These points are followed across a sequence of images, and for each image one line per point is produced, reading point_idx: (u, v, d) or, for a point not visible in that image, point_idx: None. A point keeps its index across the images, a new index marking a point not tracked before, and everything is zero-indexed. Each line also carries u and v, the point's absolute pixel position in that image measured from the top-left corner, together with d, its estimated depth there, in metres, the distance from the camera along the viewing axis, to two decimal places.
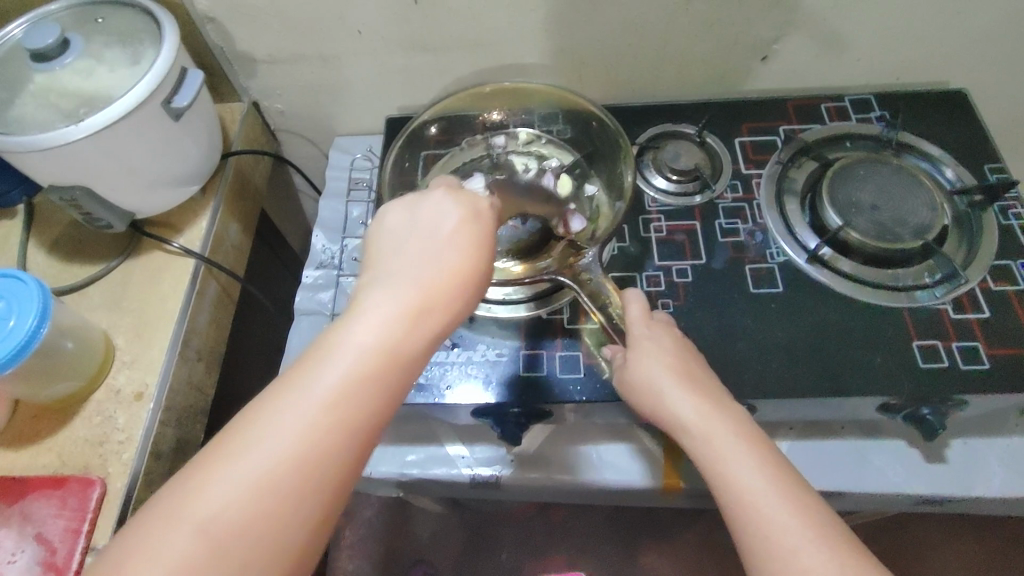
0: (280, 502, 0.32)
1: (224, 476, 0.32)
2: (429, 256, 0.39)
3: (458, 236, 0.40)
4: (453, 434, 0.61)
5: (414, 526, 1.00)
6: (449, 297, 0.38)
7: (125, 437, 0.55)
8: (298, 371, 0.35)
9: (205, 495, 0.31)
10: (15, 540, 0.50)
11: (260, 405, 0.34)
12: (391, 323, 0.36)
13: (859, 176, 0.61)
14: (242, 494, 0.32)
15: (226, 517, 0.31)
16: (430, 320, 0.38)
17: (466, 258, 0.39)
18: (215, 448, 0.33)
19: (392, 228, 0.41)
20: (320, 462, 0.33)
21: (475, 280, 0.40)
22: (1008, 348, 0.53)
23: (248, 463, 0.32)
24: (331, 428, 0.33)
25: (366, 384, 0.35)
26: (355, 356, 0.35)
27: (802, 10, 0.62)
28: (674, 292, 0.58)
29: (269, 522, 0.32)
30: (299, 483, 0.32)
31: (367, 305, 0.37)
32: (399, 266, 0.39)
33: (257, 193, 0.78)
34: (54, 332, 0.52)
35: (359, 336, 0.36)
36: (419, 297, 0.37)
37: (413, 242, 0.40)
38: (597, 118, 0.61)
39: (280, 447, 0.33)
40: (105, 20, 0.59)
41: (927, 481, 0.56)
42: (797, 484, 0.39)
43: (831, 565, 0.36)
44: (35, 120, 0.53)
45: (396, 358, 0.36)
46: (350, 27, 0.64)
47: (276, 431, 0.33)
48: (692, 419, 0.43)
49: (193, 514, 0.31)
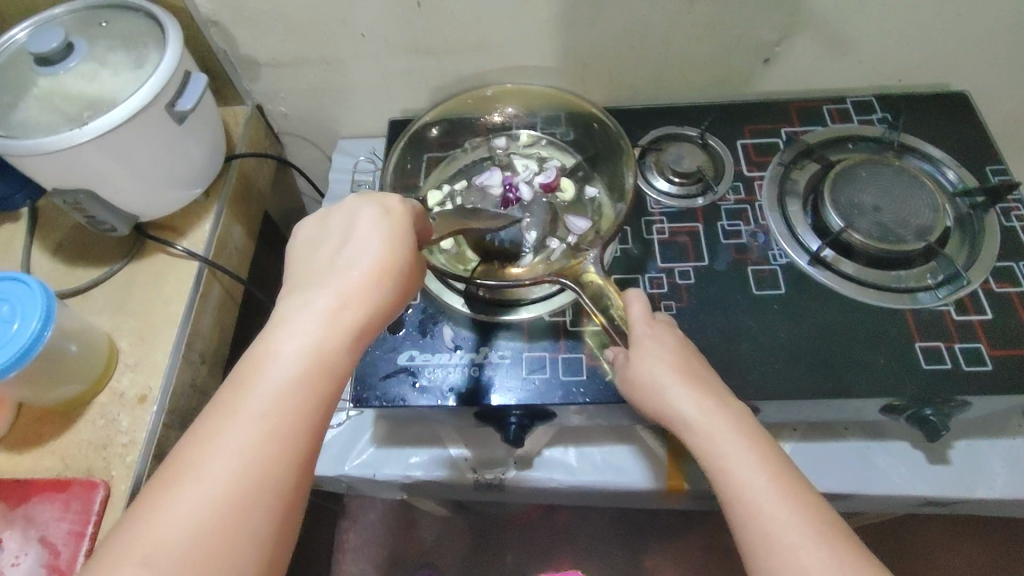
0: (233, 517, 0.34)
1: (177, 499, 0.34)
2: (346, 259, 0.41)
3: (373, 234, 0.42)
4: (457, 437, 0.60)
5: (418, 529, 1.00)
6: (371, 295, 0.41)
7: (128, 440, 0.55)
8: (231, 387, 0.37)
9: (160, 521, 0.33)
10: (19, 543, 0.50)
11: (199, 426, 0.36)
12: (315, 327, 0.39)
13: (862, 177, 0.61)
14: (195, 514, 0.33)
15: (180, 539, 0.33)
16: (354, 319, 0.40)
17: (385, 255, 0.41)
18: (164, 474, 0.35)
19: (308, 241, 0.44)
20: (265, 471, 0.35)
21: (397, 276, 0.42)
22: (1010, 349, 0.53)
23: (199, 485, 0.34)
24: (269, 439, 0.35)
25: (298, 390, 0.37)
26: (286, 365, 0.37)
27: (803, 13, 0.62)
28: (676, 293, 0.58)
29: (223, 538, 0.33)
30: (249, 495, 0.34)
31: (292, 314, 0.39)
32: (319, 273, 0.41)
33: (260, 196, 0.78)
34: (57, 335, 0.52)
35: (286, 345, 0.38)
36: (340, 299, 0.40)
37: (329, 248, 0.43)
38: (600, 121, 0.61)
39: (227, 464, 0.35)
40: (108, 24, 0.59)
41: (930, 483, 0.56)
42: (801, 485, 0.39)
43: (832, 563, 0.36)
44: (39, 124, 0.53)
45: (325, 361, 0.38)
46: (353, 30, 0.64)
47: (221, 447, 0.35)
48: (695, 416, 0.43)
49: (149, 541, 0.33)
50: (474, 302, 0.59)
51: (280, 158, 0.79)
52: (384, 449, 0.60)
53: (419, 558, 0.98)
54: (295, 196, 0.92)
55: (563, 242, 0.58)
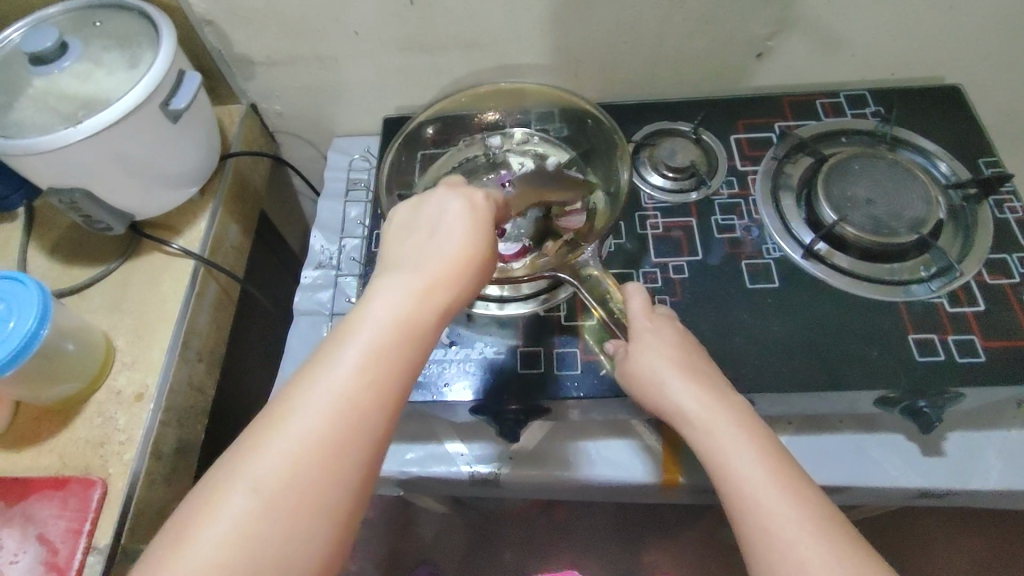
0: (322, 475, 0.33)
1: (269, 450, 0.33)
2: (436, 240, 0.41)
3: (464, 216, 0.41)
4: (452, 432, 0.61)
5: (418, 525, 1.00)
6: (461, 273, 0.40)
7: (125, 438, 0.55)
8: (325, 347, 0.36)
9: (253, 468, 0.32)
10: (17, 541, 0.50)
11: (293, 382, 0.35)
12: (409, 298, 0.38)
13: (855, 171, 0.61)
14: (285, 467, 0.32)
15: (273, 488, 0.32)
16: (446, 294, 0.39)
17: (473, 235, 0.41)
18: (257, 425, 0.34)
19: (400, 222, 0.43)
20: (356, 425, 0.34)
21: (483, 258, 0.41)
22: (1003, 340, 0.53)
23: (294, 426, 0.33)
24: (365, 392, 0.35)
25: (389, 356, 0.36)
26: (381, 330, 0.36)
27: (795, 8, 0.62)
28: (670, 288, 0.58)
29: (310, 492, 0.32)
30: (337, 455, 0.33)
31: (387, 284, 0.39)
32: (411, 251, 0.41)
33: (257, 194, 0.79)
34: (53, 334, 0.53)
35: (380, 312, 0.37)
36: (432, 272, 0.39)
37: (421, 228, 0.42)
38: (593, 117, 0.61)
39: (317, 420, 0.33)
40: (103, 24, 0.59)
41: (925, 475, 0.56)
42: (796, 477, 0.40)
43: (830, 556, 0.36)
44: (33, 123, 0.53)
45: (416, 332, 0.37)
46: (347, 29, 0.65)
47: (312, 404, 0.34)
48: (693, 410, 0.43)
49: (243, 486, 0.32)
50: (470, 299, 0.58)
51: (276, 157, 0.80)
52: None
53: (418, 556, 0.98)
54: (290, 195, 0.92)
55: (551, 250, 0.56)
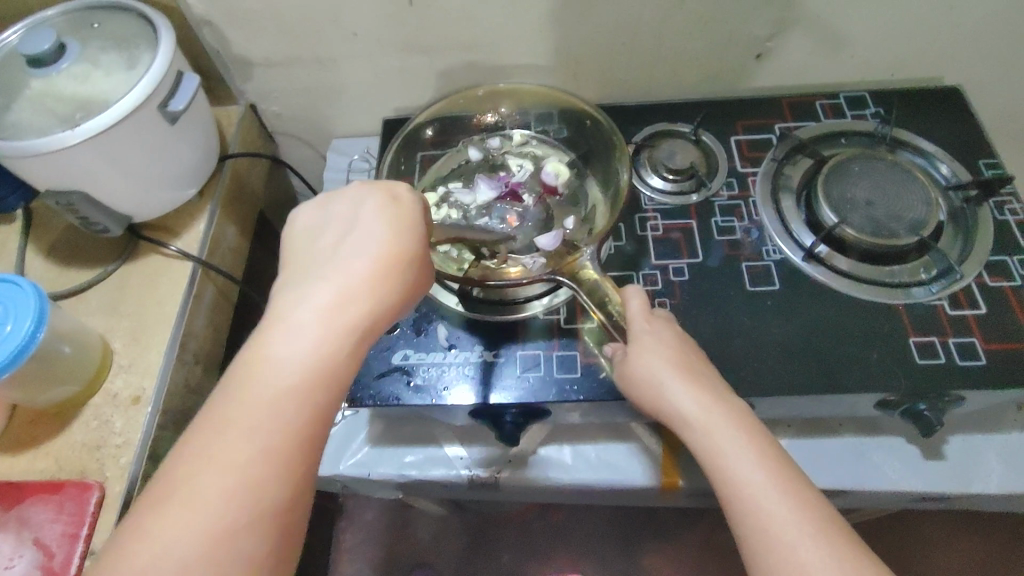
0: (243, 515, 0.33)
1: (179, 499, 0.33)
2: (349, 246, 0.41)
3: (379, 221, 0.42)
4: (451, 435, 0.61)
5: (415, 529, 1.00)
6: (378, 280, 0.40)
7: (122, 441, 0.55)
8: (232, 378, 0.36)
9: (161, 525, 0.32)
10: (13, 544, 0.50)
11: (200, 422, 0.35)
12: (318, 316, 0.38)
13: (855, 172, 0.61)
14: (199, 515, 0.33)
15: (184, 541, 0.32)
16: (362, 306, 0.39)
17: (391, 239, 0.41)
18: (164, 474, 0.34)
19: (308, 228, 0.44)
20: (284, 433, 0.35)
21: (405, 262, 0.41)
22: (1005, 343, 0.53)
23: (222, 442, 0.34)
24: (289, 400, 0.36)
25: (306, 379, 0.37)
26: (294, 351, 0.37)
27: (795, 9, 0.62)
28: (670, 290, 0.58)
29: (229, 537, 0.33)
30: (255, 493, 0.34)
31: (293, 301, 0.39)
32: (320, 260, 0.41)
33: (254, 196, 0.78)
34: (51, 336, 0.52)
35: (288, 335, 0.37)
36: (344, 286, 0.39)
37: (331, 234, 0.43)
38: (593, 118, 0.61)
39: (228, 461, 0.34)
40: (100, 25, 0.59)
41: (925, 479, 0.56)
42: (797, 480, 0.39)
43: (830, 560, 0.36)
44: (30, 125, 0.53)
45: (330, 350, 0.38)
46: (346, 30, 0.64)
47: (223, 446, 0.34)
48: (693, 412, 0.43)
49: (153, 541, 0.32)
50: (470, 302, 0.58)
51: (274, 158, 0.79)
52: (378, 448, 0.60)
53: (417, 558, 0.98)
54: (289, 196, 0.92)
55: (541, 256, 0.56)
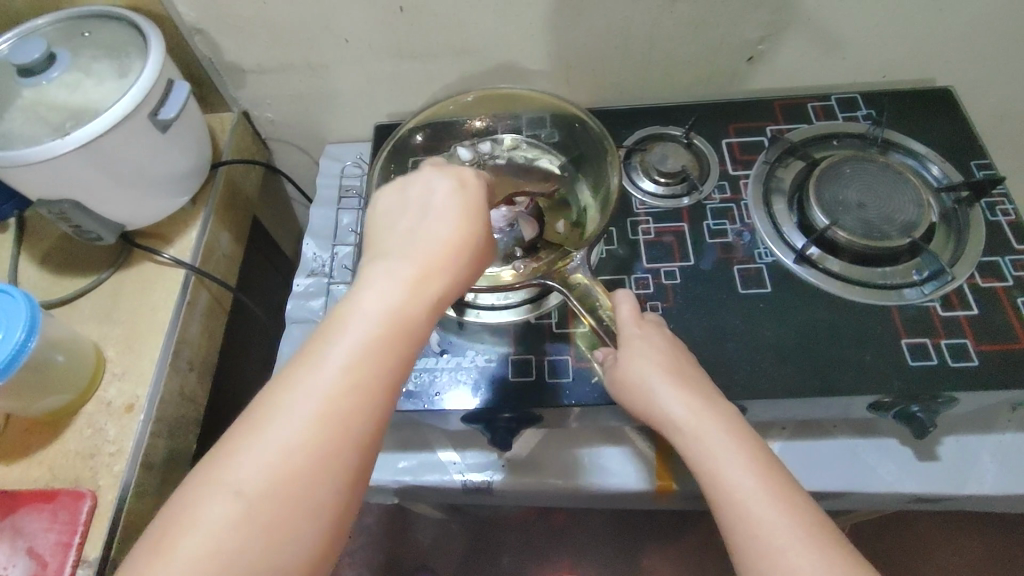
0: (316, 472, 0.33)
1: (256, 446, 0.33)
2: (428, 224, 0.41)
3: (456, 200, 0.42)
4: (445, 440, 0.61)
5: (415, 532, 1.00)
6: (457, 258, 0.40)
7: (115, 449, 0.55)
8: (306, 347, 0.36)
9: (237, 471, 0.32)
10: (7, 554, 0.50)
11: (280, 381, 0.35)
12: (400, 286, 0.38)
13: (847, 174, 0.61)
14: (275, 466, 0.32)
15: (258, 488, 0.32)
16: (442, 281, 0.39)
17: (468, 219, 0.41)
18: (241, 423, 0.34)
19: (388, 206, 0.44)
20: (360, 400, 0.35)
21: (479, 242, 0.42)
22: (995, 344, 0.53)
23: (299, 399, 0.34)
24: (366, 368, 0.35)
25: (381, 348, 0.36)
26: (370, 322, 0.36)
27: (785, 12, 0.62)
28: (662, 293, 0.58)
29: (304, 489, 0.32)
30: (330, 449, 0.33)
31: (375, 272, 0.39)
32: (400, 237, 0.41)
33: (248, 202, 0.78)
34: (43, 346, 0.52)
35: (363, 310, 0.37)
36: (423, 261, 0.39)
37: (408, 215, 0.42)
38: (583, 121, 0.61)
39: (306, 415, 0.34)
40: (91, 34, 0.59)
41: (918, 480, 0.56)
42: (786, 483, 0.39)
43: (819, 564, 0.36)
44: (21, 135, 0.53)
45: (410, 320, 0.37)
46: (337, 36, 0.65)
47: (303, 398, 0.34)
48: (683, 417, 0.43)
49: (229, 485, 0.32)
50: (463, 307, 0.58)
51: (267, 164, 0.79)
52: None
53: (415, 562, 0.97)
54: (282, 202, 0.92)
55: (529, 262, 0.56)
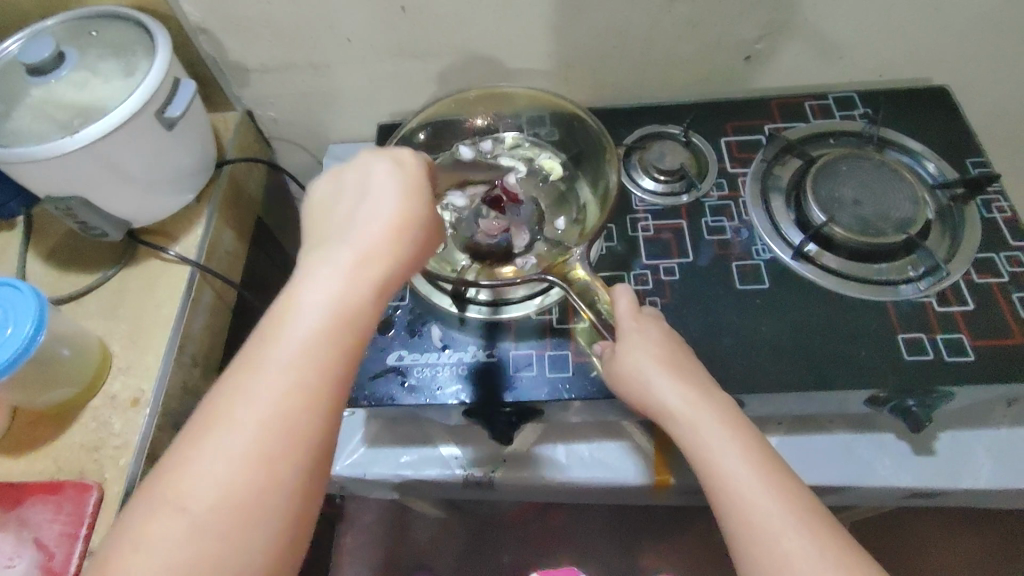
0: (267, 466, 0.35)
1: (205, 454, 0.35)
2: (362, 213, 0.42)
3: (387, 188, 0.42)
4: (446, 435, 0.61)
5: (413, 530, 1.00)
6: (392, 247, 0.41)
7: (121, 442, 0.56)
8: (251, 347, 0.38)
9: (188, 480, 0.34)
10: (14, 544, 0.51)
11: (227, 381, 0.37)
12: (335, 279, 0.39)
13: (842, 172, 0.61)
14: (225, 472, 0.34)
15: (210, 495, 0.34)
16: (377, 271, 0.40)
17: (401, 204, 0.42)
18: (189, 434, 0.36)
19: (323, 199, 0.44)
20: (305, 393, 0.36)
21: (417, 230, 0.42)
22: (990, 339, 0.53)
23: (247, 399, 0.36)
24: (309, 363, 0.37)
25: (323, 341, 0.38)
26: (310, 318, 0.38)
27: (782, 11, 0.63)
28: (660, 290, 0.58)
29: (254, 489, 0.34)
30: (278, 448, 0.35)
31: (312, 267, 0.40)
32: (336, 229, 0.42)
33: (252, 201, 0.79)
34: (50, 339, 0.53)
35: (303, 305, 0.38)
36: (359, 251, 0.40)
37: (345, 204, 0.43)
38: (581, 120, 0.62)
39: (250, 419, 0.35)
40: (98, 33, 0.60)
41: (914, 474, 0.56)
42: (781, 471, 0.40)
43: (812, 549, 0.37)
44: (30, 132, 0.54)
45: (346, 313, 0.39)
46: (340, 36, 0.66)
47: (246, 403, 0.36)
48: (679, 407, 0.43)
49: (181, 494, 0.34)
50: (463, 303, 0.59)
51: (271, 163, 0.80)
52: (375, 448, 0.61)
53: (415, 561, 0.98)
54: (284, 201, 0.93)
55: (532, 256, 0.58)
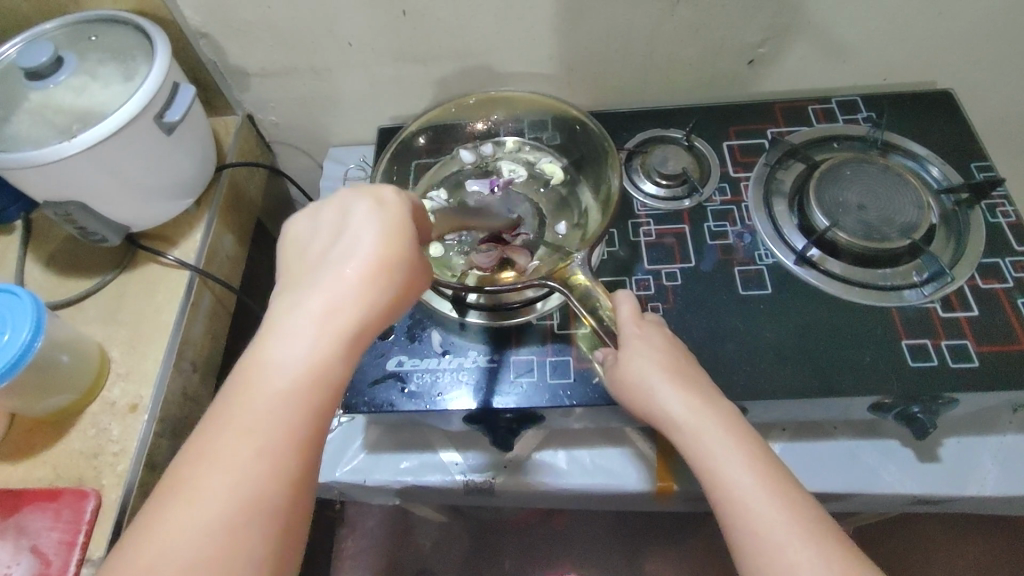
0: (237, 524, 0.34)
1: (173, 513, 0.34)
2: (337, 257, 0.41)
3: (366, 230, 0.41)
4: (446, 441, 0.61)
5: (417, 536, 0.99)
6: (367, 292, 0.40)
7: (119, 449, 0.55)
8: (223, 401, 0.37)
9: (156, 539, 0.34)
10: (11, 553, 0.50)
11: (200, 435, 0.37)
12: (307, 330, 0.39)
13: (847, 177, 0.61)
14: (190, 534, 0.34)
15: (179, 552, 0.34)
16: (351, 319, 0.40)
17: (379, 246, 0.41)
18: (159, 490, 0.36)
19: (302, 241, 0.44)
20: (276, 448, 0.36)
21: (394, 271, 0.41)
22: (995, 345, 0.53)
23: (218, 455, 0.36)
24: (280, 417, 0.37)
25: (294, 394, 0.37)
26: (281, 370, 0.38)
27: (786, 15, 0.63)
28: (663, 295, 0.58)
29: (224, 546, 0.34)
30: (248, 505, 0.35)
31: (285, 316, 0.40)
32: (313, 273, 0.41)
33: (253, 205, 0.79)
34: (49, 346, 0.53)
35: (278, 354, 0.38)
36: (332, 299, 0.40)
37: (322, 246, 0.43)
38: (583, 123, 0.61)
39: (218, 477, 0.35)
40: (97, 38, 0.60)
41: (919, 481, 0.56)
42: (785, 480, 0.39)
43: (818, 560, 0.36)
44: (29, 137, 0.54)
45: (318, 365, 0.38)
46: (340, 40, 0.65)
47: (217, 461, 0.35)
48: (682, 414, 0.43)
49: (152, 549, 0.34)
50: (464, 308, 0.58)
51: (271, 167, 0.80)
52: (375, 454, 0.60)
53: (418, 564, 0.98)
54: (286, 205, 0.92)
55: (535, 262, 0.57)
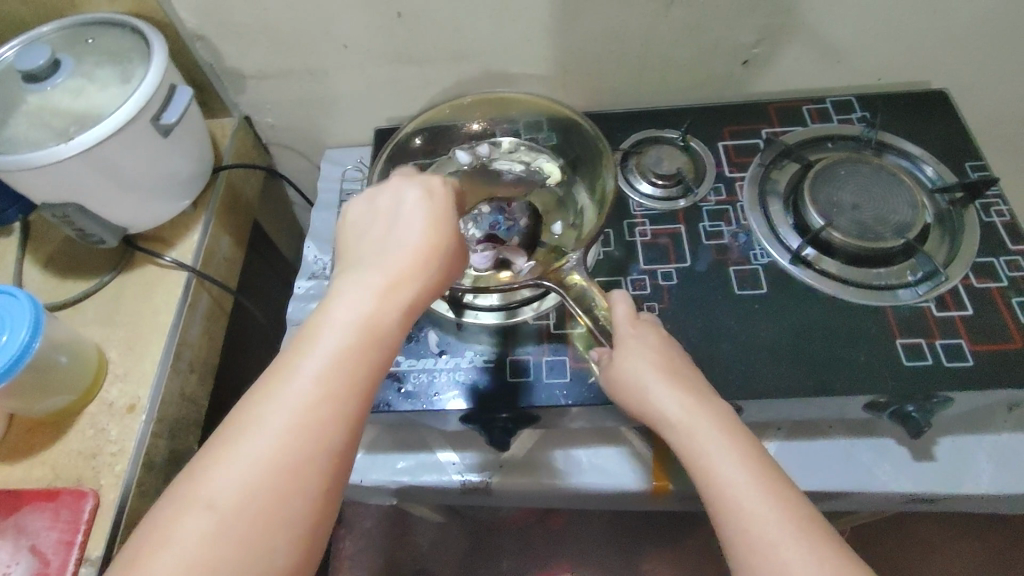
0: (289, 479, 0.34)
1: (228, 462, 0.35)
2: (392, 239, 0.42)
3: (419, 215, 0.42)
4: (443, 441, 0.61)
5: (414, 535, 0.98)
6: (419, 272, 0.41)
7: (118, 449, 0.56)
8: (281, 363, 0.38)
9: (211, 485, 0.34)
10: (10, 552, 0.51)
11: (256, 392, 0.37)
12: (364, 300, 0.39)
13: (841, 176, 0.61)
14: (242, 484, 0.34)
15: (230, 501, 0.34)
16: (405, 295, 0.40)
17: (431, 229, 0.42)
18: (215, 440, 0.36)
19: (357, 222, 0.45)
20: (329, 410, 0.36)
21: (443, 253, 0.42)
22: (989, 344, 0.53)
23: (274, 410, 0.36)
24: (334, 381, 0.37)
25: (347, 360, 0.37)
26: (338, 336, 0.38)
27: (780, 15, 0.63)
28: (658, 295, 0.58)
29: (274, 499, 0.34)
30: (300, 461, 0.35)
31: (344, 288, 0.40)
32: (368, 254, 0.42)
33: (250, 206, 0.79)
34: (47, 347, 0.53)
35: (334, 322, 0.38)
36: (389, 274, 0.40)
37: (378, 226, 0.43)
38: (577, 124, 0.62)
39: (272, 431, 0.35)
40: (94, 40, 0.60)
41: (914, 480, 0.56)
42: (778, 479, 0.40)
43: (809, 557, 0.36)
44: (25, 139, 0.54)
45: (373, 335, 0.39)
46: (336, 42, 0.66)
47: (271, 417, 0.36)
48: (675, 414, 0.43)
49: (203, 501, 0.34)
50: (462, 308, 0.59)
51: (268, 169, 0.80)
52: (372, 454, 0.61)
53: (415, 565, 0.98)
54: (284, 205, 0.93)
55: (531, 263, 0.57)
